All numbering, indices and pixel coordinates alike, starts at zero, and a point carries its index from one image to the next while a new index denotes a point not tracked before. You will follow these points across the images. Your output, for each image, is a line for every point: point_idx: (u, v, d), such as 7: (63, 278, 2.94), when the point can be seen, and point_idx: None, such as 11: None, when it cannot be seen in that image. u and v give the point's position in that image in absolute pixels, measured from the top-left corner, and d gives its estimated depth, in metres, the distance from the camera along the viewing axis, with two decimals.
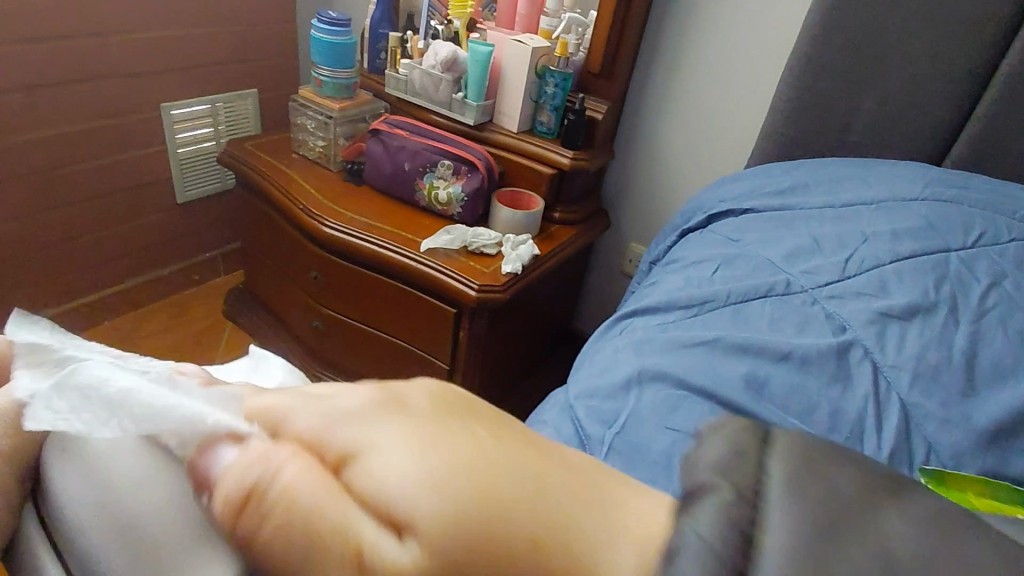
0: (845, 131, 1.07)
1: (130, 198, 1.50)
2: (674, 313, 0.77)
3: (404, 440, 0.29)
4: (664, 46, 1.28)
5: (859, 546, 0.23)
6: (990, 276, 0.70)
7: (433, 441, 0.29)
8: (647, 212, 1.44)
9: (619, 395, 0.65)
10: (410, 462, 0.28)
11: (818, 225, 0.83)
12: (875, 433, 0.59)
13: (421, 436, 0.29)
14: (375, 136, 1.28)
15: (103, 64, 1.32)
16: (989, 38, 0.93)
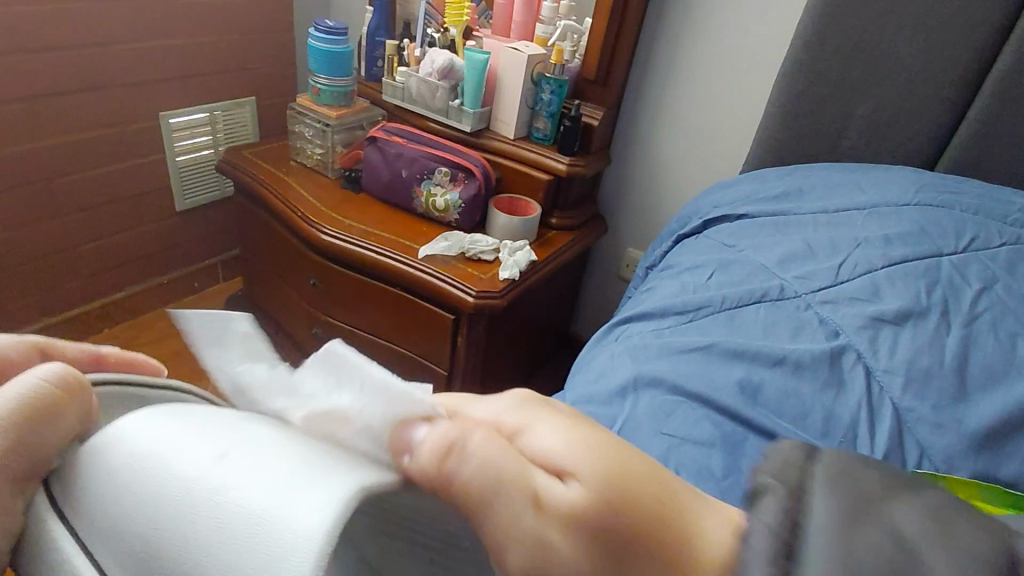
0: (839, 137, 1.08)
1: (130, 206, 1.50)
2: (670, 319, 0.78)
3: (485, 446, 0.39)
4: (658, 52, 1.29)
5: (870, 525, 0.31)
6: (982, 281, 0.71)
7: (581, 446, 0.40)
8: (643, 218, 1.45)
9: (616, 401, 0.66)
10: (560, 446, 0.41)
11: (812, 231, 0.84)
12: (867, 437, 0.60)
13: (572, 433, 0.42)
14: (372, 144, 1.29)
15: (102, 74, 1.33)
16: (978, 44, 0.95)
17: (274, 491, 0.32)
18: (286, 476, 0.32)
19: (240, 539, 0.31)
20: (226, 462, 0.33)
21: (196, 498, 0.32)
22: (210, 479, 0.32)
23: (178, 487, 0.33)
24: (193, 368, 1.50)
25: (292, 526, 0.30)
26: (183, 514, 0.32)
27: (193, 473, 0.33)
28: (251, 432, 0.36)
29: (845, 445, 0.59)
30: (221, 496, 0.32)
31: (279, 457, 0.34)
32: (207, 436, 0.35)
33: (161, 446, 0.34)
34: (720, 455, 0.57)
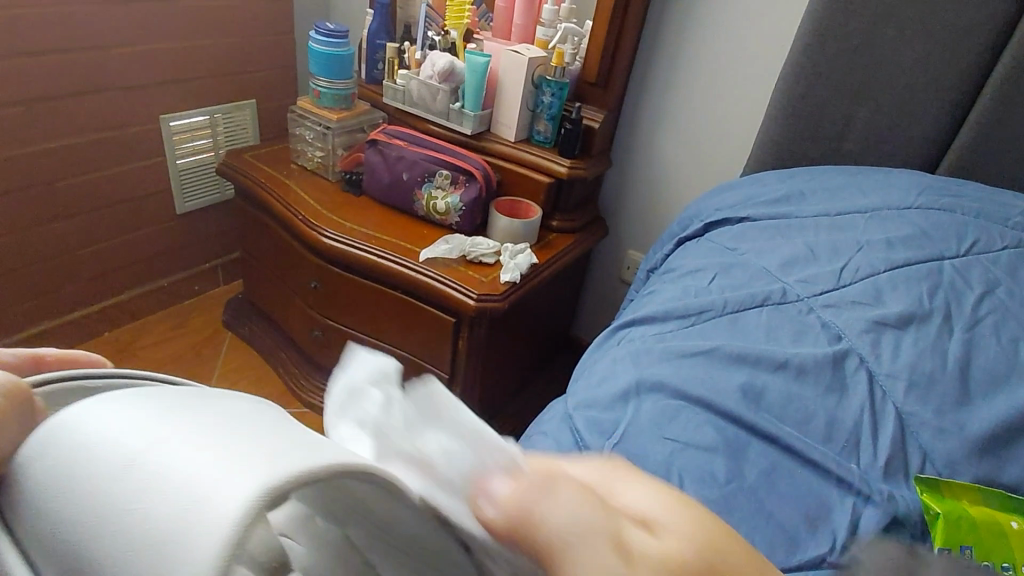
0: (840, 139, 1.08)
1: (130, 209, 1.50)
2: (671, 322, 0.78)
3: (572, 498, 0.32)
4: (659, 55, 1.29)
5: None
6: (984, 284, 0.71)
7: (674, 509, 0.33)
8: (643, 220, 1.45)
9: (618, 405, 0.66)
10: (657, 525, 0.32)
11: (813, 234, 0.84)
12: (870, 441, 0.60)
13: (662, 495, 0.35)
14: (373, 146, 1.29)
15: (102, 77, 1.33)
16: (979, 47, 0.95)
17: (199, 470, 0.26)
18: (218, 451, 0.27)
19: (146, 526, 0.25)
20: (157, 435, 0.28)
21: (113, 480, 0.27)
22: (134, 453, 0.27)
23: (98, 465, 0.27)
24: (194, 371, 1.50)
25: (203, 513, 0.25)
26: (98, 496, 0.27)
27: (117, 447, 0.28)
28: (200, 404, 0.31)
29: (848, 450, 0.59)
30: (141, 476, 0.27)
31: (216, 428, 0.29)
32: (144, 408, 0.30)
33: (93, 420, 0.29)
34: (723, 460, 0.57)
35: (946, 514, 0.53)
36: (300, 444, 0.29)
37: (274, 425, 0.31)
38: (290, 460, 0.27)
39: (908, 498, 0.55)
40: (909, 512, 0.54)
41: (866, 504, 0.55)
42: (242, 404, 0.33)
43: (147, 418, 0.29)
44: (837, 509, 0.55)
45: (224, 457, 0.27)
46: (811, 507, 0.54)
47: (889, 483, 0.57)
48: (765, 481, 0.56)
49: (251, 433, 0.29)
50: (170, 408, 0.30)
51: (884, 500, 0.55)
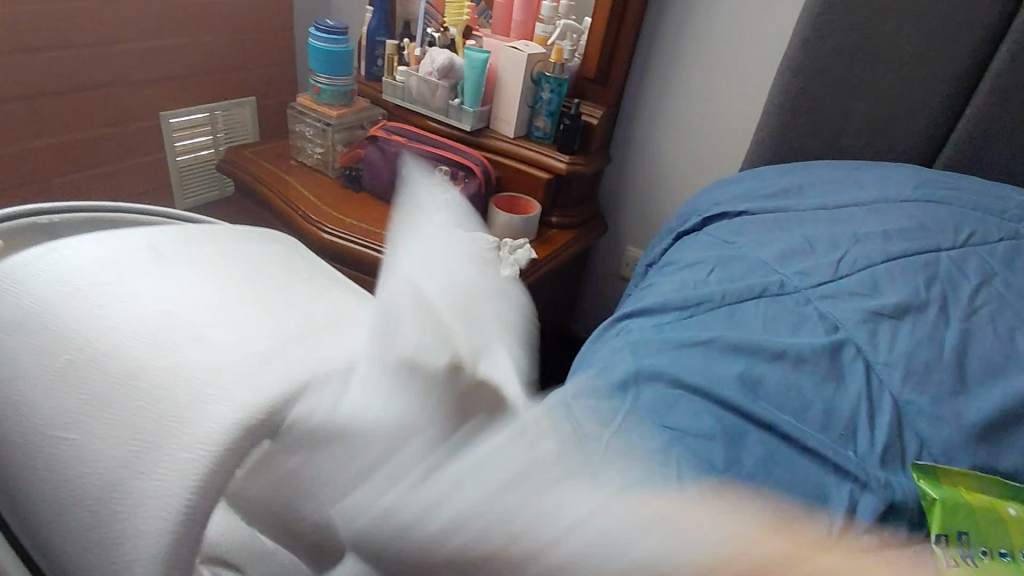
0: (837, 134, 1.08)
1: (130, 206, 1.51)
2: (669, 314, 0.78)
3: None
4: (658, 51, 1.29)
5: None
6: (980, 275, 0.71)
7: None
8: (642, 217, 1.45)
9: (617, 396, 0.66)
10: None
11: (811, 227, 0.84)
12: (867, 430, 0.60)
13: None
14: (373, 143, 1.29)
15: (102, 73, 1.33)
16: (975, 41, 0.95)
17: (186, 323, 0.35)
18: (215, 353, 0.33)
19: (145, 412, 0.31)
20: (171, 322, 0.35)
21: (124, 358, 0.33)
22: (144, 338, 0.34)
23: (102, 347, 0.34)
24: None
25: (202, 414, 0.30)
26: (103, 380, 0.32)
27: (127, 333, 0.34)
28: (191, 291, 0.37)
29: (845, 438, 0.60)
30: (144, 366, 0.32)
31: (212, 330, 0.34)
32: (152, 297, 0.36)
33: (106, 304, 0.36)
34: (721, 448, 0.58)
35: (942, 500, 0.55)
36: (288, 347, 0.34)
37: (259, 318, 0.36)
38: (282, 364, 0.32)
39: (906, 487, 0.56)
40: (906, 499, 0.55)
41: (865, 491, 0.56)
42: (233, 290, 0.39)
43: (153, 310, 0.35)
44: (835, 497, 0.55)
45: (216, 364, 0.32)
46: (809, 495, 0.55)
47: (887, 470, 0.58)
48: (762, 469, 0.57)
49: (245, 332, 0.35)
50: (174, 296, 0.36)
51: (880, 487, 0.56)
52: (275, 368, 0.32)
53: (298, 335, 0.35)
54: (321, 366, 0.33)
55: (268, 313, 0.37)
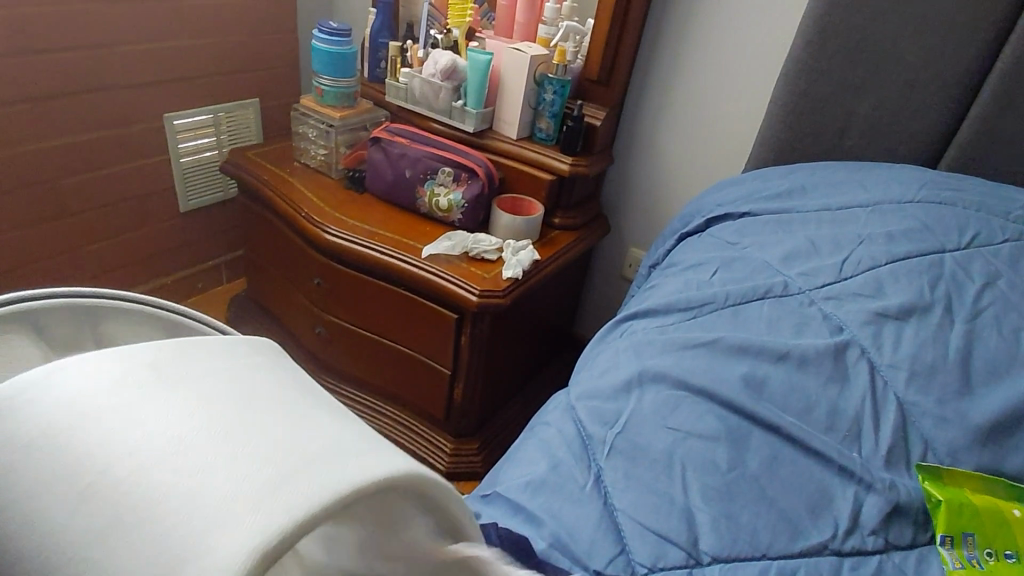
0: (841, 135, 1.08)
1: (135, 208, 1.51)
2: (673, 315, 0.78)
3: None
4: (661, 52, 1.29)
5: None
6: (985, 276, 0.71)
7: None
8: (645, 217, 1.45)
9: (620, 396, 0.66)
10: None
11: (815, 229, 0.84)
12: (871, 432, 0.60)
13: None
14: (376, 144, 1.30)
15: (108, 76, 1.34)
16: (980, 42, 0.95)
17: (208, 461, 0.33)
18: (225, 476, 0.33)
19: (156, 546, 0.30)
20: (183, 441, 0.34)
21: (130, 490, 0.32)
22: (158, 459, 0.33)
23: (112, 479, 0.33)
24: None
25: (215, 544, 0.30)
26: (111, 514, 0.32)
27: (143, 457, 0.33)
28: (194, 413, 0.36)
29: (849, 439, 0.60)
30: (163, 498, 0.32)
31: (214, 457, 0.34)
32: (165, 416, 0.36)
33: (112, 435, 0.34)
34: (726, 449, 0.58)
35: (948, 501, 0.55)
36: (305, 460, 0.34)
37: (266, 433, 0.36)
38: (296, 485, 0.32)
39: (909, 486, 0.56)
40: (910, 500, 0.55)
41: (869, 493, 0.56)
42: (257, 394, 0.39)
43: (165, 428, 0.35)
44: (838, 498, 0.55)
45: (241, 485, 0.32)
46: (813, 495, 0.55)
47: (891, 471, 0.58)
48: (766, 470, 0.57)
49: (263, 446, 0.35)
50: (178, 416, 0.36)
51: (885, 489, 0.56)
52: (285, 490, 0.32)
53: (326, 443, 0.36)
54: (345, 478, 0.33)
55: (311, 414, 0.39)
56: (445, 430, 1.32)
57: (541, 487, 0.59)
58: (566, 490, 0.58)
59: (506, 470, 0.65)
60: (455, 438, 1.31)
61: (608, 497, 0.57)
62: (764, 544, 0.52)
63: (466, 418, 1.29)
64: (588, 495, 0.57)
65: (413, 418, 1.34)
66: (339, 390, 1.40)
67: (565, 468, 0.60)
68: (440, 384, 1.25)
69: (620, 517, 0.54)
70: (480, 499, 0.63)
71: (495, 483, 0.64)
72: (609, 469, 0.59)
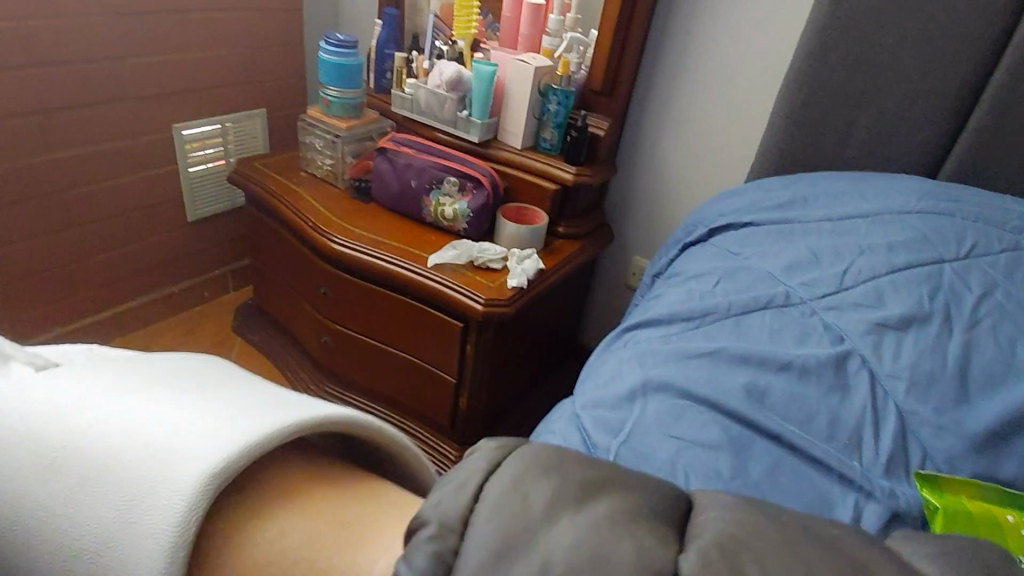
0: (842, 146, 1.09)
1: (143, 217, 1.53)
2: (676, 325, 0.79)
3: None
4: (663, 63, 1.31)
5: None
6: (983, 286, 0.72)
7: None
8: (648, 226, 1.46)
9: (625, 405, 0.67)
10: None
11: (816, 239, 0.85)
12: (872, 440, 0.61)
13: None
14: (382, 154, 1.31)
15: (117, 88, 1.36)
16: (979, 53, 0.96)
17: (169, 422, 0.40)
18: (182, 430, 0.40)
19: (123, 492, 0.38)
20: (136, 416, 0.41)
21: (100, 448, 0.39)
22: (113, 430, 0.40)
23: (74, 448, 0.39)
24: None
25: (173, 473, 0.38)
26: (82, 473, 0.38)
27: (95, 440, 0.39)
28: (159, 397, 0.42)
29: (850, 447, 0.61)
30: (126, 455, 0.39)
31: (177, 415, 0.41)
32: (124, 400, 0.42)
33: (80, 419, 0.40)
34: (728, 457, 0.59)
35: (944, 507, 0.55)
36: (268, 408, 0.44)
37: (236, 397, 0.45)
38: (254, 426, 0.41)
39: (909, 495, 0.57)
40: (909, 508, 0.56)
41: (869, 500, 0.57)
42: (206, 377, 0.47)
43: (138, 395, 0.43)
44: (840, 506, 0.56)
45: (196, 435, 0.40)
46: (814, 503, 0.56)
47: (891, 480, 0.59)
48: (768, 477, 0.58)
49: (205, 413, 0.41)
50: (139, 401, 0.42)
51: (884, 497, 0.57)
52: (247, 423, 0.41)
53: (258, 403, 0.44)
54: (263, 428, 0.41)
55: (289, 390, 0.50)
56: (450, 437, 1.33)
57: None
58: None
59: None
60: (460, 446, 1.32)
61: None
62: None
63: (471, 425, 1.30)
64: None
65: (419, 425, 1.35)
66: (346, 398, 1.41)
67: None
68: (446, 392, 1.26)
69: None
70: None
71: None
72: None
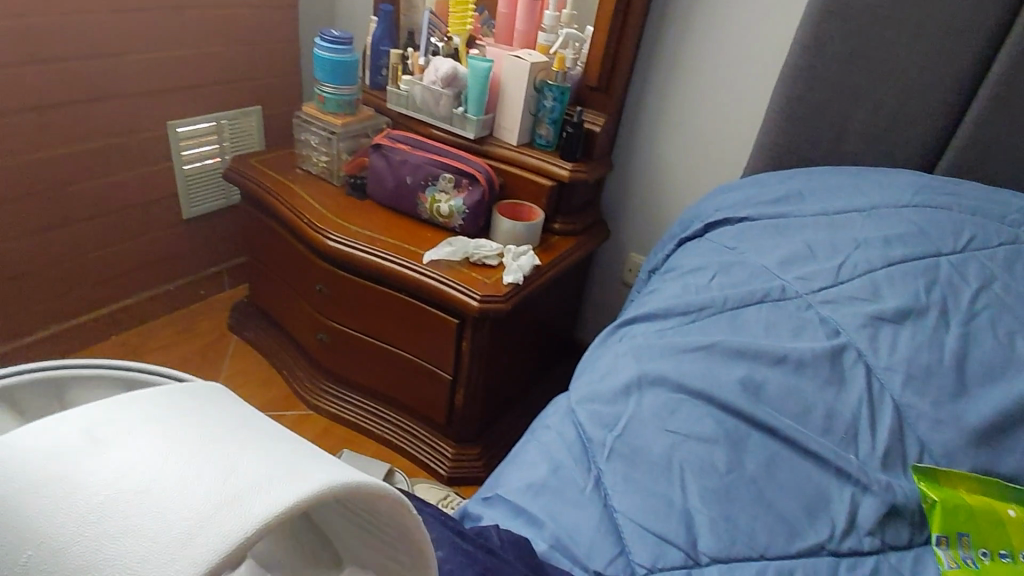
0: (838, 141, 1.09)
1: (138, 215, 1.52)
2: (672, 320, 0.79)
3: None
4: (659, 59, 1.30)
5: None
6: (980, 279, 0.72)
7: None
8: (645, 222, 1.46)
9: (620, 400, 0.67)
10: None
11: (813, 233, 0.85)
12: (868, 434, 0.61)
13: None
14: (377, 150, 1.30)
15: (112, 84, 1.36)
16: (976, 47, 0.96)
17: (158, 485, 0.30)
18: (172, 500, 0.29)
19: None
20: (121, 477, 0.30)
21: (72, 540, 0.28)
22: (97, 494, 0.30)
23: (46, 536, 0.29)
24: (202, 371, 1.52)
25: (145, 569, 0.27)
26: (42, 560, 0.28)
27: (72, 501, 0.29)
28: (152, 448, 0.32)
29: (846, 441, 0.61)
30: (100, 535, 0.28)
31: (167, 477, 0.30)
32: (117, 451, 0.32)
33: (57, 474, 0.31)
34: (723, 451, 0.59)
35: (942, 501, 0.56)
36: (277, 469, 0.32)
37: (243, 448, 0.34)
38: (260, 497, 0.30)
39: (906, 488, 0.57)
40: (906, 501, 0.56)
41: (865, 494, 0.56)
42: (217, 426, 0.35)
43: (117, 461, 0.31)
44: (836, 499, 0.56)
45: (190, 510, 0.29)
46: (810, 497, 0.56)
47: (888, 474, 0.59)
48: (763, 471, 0.57)
49: (209, 474, 0.31)
50: (134, 451, 0.32)
51: (881, 490, 0.56)
52: (249, 497, 0.30)
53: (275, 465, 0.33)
54: (278, 500, 0.30)
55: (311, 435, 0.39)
56: (446, 434, 1.33)
57: (542, 490, 0.60)
58: (566, 492, 0.59)
59: (507, 472, 0.66)
60: (457, 443, 1.32)
61: (608, 499, 0.57)
62: (762, 544, 0.53)
63: (467, 423, 1.29)
64: (588, 497, 0.58)
65: (415, 423, 1.35)
66: (342, 395, 1.40)
67: (566, 471, 0.61)
68: (442, 389, 1.26)
69: (619, 520, 0.55)
70: (481, 501, 0.63)
71: (496, 485, 0.65)
72: (609, 471, 0.60)
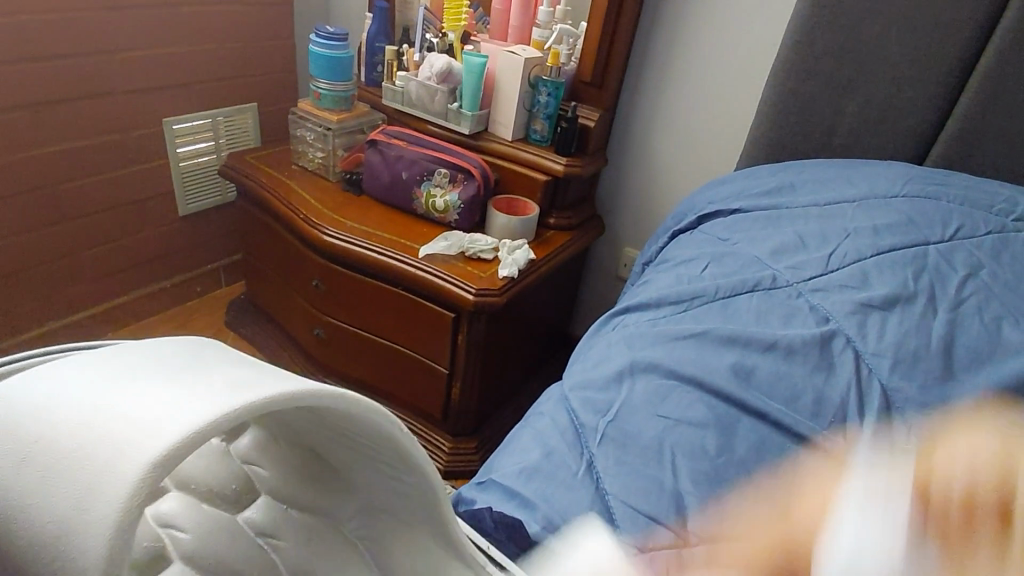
0: (829, 134, 1.10)
1: (134, 212, 1.53)
2: (664, 309, 0.80)
3: None
4: (653, 55, 1.31)
5: None
6: (968, 267, 0.73)
7: None
8: (639, 217, 1.47)
9: (612, 387, 0.68)
10: None
11: (804, 223, 0.86)
12: (857, 416, 0.62)
13: None
14: (373, 146, 1.31)
15: (108, 81, 1.36)
16: (965, 39, 0.97)
17: (137, 395, 0.34)
18: (153, 403, 0.33)
19: (79, 478, 0.30)
20: (105, 393, 0.34)
21: (58, 444, 0.32)
22: (84, 407, 0.33)
23: (40, 441, 0.32)
24: None
25: (130, 454, 0.30)
26: (41, 464, 0.31)
27: (63, 414, 0.33)
28: (134, 371, 0.36)
29: (835, 425, 0.61)
30: (89, 435, 0.32)
31: (146, 389, 0.34)
32: (99, 375, 0.35)
33: (49, 397, 0.34)
34: (714, 435, 0.60)
35: None
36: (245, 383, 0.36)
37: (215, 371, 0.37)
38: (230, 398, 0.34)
39: None
40: None
41: None
42: (183, 355, 0.39)
43: (101, 383, 0.35)
44: None
45: (168, 409, 0.32)
46: None
47: None
48: (753, 455, 0.58)
49: (185, 387, 0.35)
50: (116, 375, 0.35)
51: None
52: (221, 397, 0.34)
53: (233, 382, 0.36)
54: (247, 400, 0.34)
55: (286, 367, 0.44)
56: (442, 428, 1.33)
57: (535, 474, 0.61)
58: (559, 476, 0.60)
59: (501, 458, 0.67)
60: (453, 437, 1.33)
61: (600, 482, 0.58)
62: None
63: (463, 417, 1.30)
64: (580, 481, 0.59)
65: (411, 417, 1.35)
66: None
67: (558, 455, 0.62)
68: (438, 383, 1.26)
69: (611, 503, 0.56)
70: (475, 487, 0.64)
71: (490, 471, 0.66)
72: (601, 455, 0.60)
